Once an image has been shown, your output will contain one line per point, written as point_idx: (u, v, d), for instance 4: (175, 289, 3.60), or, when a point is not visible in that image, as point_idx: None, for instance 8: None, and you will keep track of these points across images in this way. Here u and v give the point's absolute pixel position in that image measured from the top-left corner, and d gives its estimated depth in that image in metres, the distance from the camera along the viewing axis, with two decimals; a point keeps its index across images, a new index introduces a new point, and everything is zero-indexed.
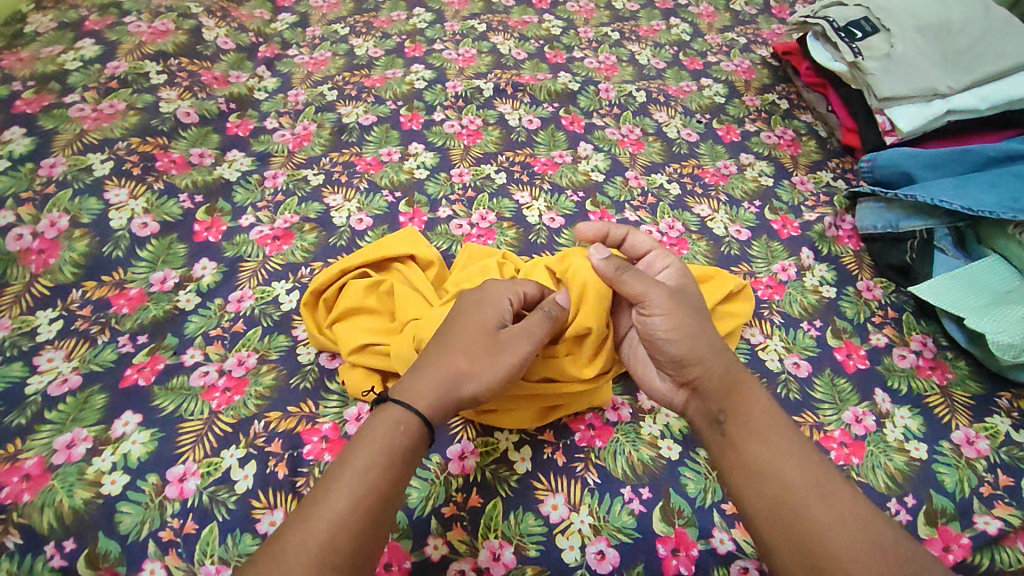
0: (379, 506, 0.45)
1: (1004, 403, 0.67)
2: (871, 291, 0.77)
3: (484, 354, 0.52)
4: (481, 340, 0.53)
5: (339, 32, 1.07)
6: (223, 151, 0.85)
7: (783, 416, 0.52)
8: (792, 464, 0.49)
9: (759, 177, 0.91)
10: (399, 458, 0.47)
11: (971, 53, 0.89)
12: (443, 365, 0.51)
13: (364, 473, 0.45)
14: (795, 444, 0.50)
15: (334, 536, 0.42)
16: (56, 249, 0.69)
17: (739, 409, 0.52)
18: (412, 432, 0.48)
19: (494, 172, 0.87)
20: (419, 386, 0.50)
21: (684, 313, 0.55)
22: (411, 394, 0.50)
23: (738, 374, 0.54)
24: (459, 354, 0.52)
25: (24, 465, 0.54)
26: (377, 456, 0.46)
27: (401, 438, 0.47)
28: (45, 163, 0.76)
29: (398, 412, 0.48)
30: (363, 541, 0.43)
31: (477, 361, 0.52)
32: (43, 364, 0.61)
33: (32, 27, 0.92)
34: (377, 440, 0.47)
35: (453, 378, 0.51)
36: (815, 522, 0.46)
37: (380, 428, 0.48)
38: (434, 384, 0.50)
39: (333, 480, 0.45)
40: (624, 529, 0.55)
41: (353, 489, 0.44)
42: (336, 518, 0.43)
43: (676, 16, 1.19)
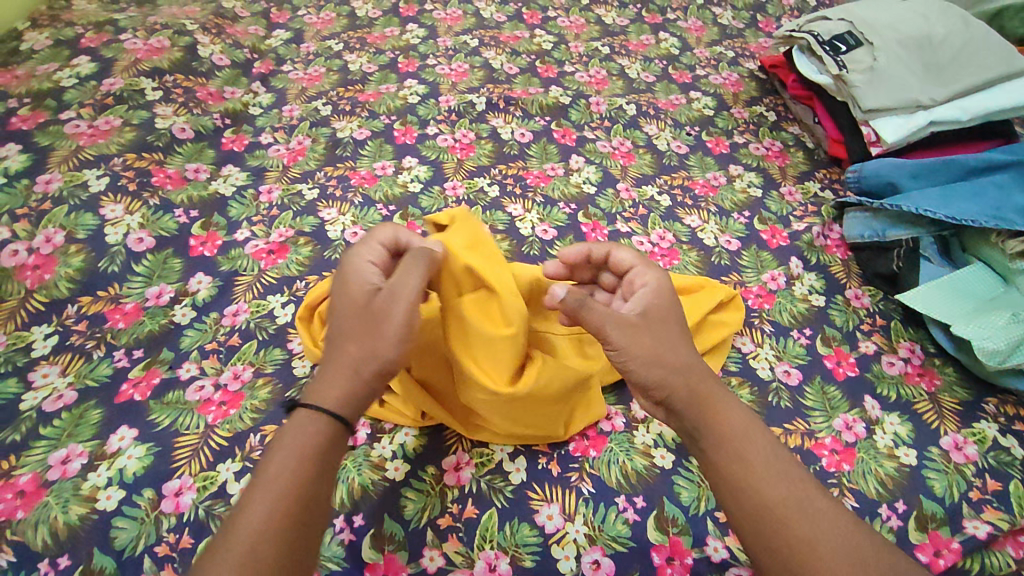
0: (300, 510, 0.43)
1: (991, 409, 0.68)
2: (859, 300, 0.78)
3: (365, 330, 0.50)
4: (362, 316, 0.51)
5: (333, 47, 1.08)
6: (218, 166, 0.86)
7: (759, 425, 0.52)
8: (773, 477, 0.48)
9: (748, 188, 0.92)
10: (317, 456, 0.46)
11: (951, 66, 0.92)
12: (342, 359, 0.50)
13: (278, 480, 0.44)
14: (774, 455, 0.50)
15: (258, 544, 0.41)
16: (51, 264, 0.70)
17: (715, 421, 0.51)
18: (323, 431, 0.47)
19: (487, 185, 0.88)
20: (326, 386, 0.49)
21: (644, 340, 0.54)
22: (319, 396, 0.48)
23: (704, 386, 0.53)
24: (347, 341, 0.50)
25: (19, 481, 0.54)
26: (294, 458, 0.45)
27: (311, 437, 0.46)
28: (40, 179, 0.76)
29: (310, 412, 0.47)
30: (290, 544, 0.42)
31: (365, 342, 0.50)
32: (38, 380, 0.62)
33: (27, 44, 0.93)
34: (293, 443, 0.46)
35: (351, 369, 0.49)
36: (803, 536, 0.45)
37: (289, 434, 0.46)
38: (338, 378, 0.49)
39: (253, 490, 0.44)
40: (618, 538, 0.55)
41: (273, 495, 0.43)
42: (256, 530, 0.42)
43: (665, 31, 1.21)
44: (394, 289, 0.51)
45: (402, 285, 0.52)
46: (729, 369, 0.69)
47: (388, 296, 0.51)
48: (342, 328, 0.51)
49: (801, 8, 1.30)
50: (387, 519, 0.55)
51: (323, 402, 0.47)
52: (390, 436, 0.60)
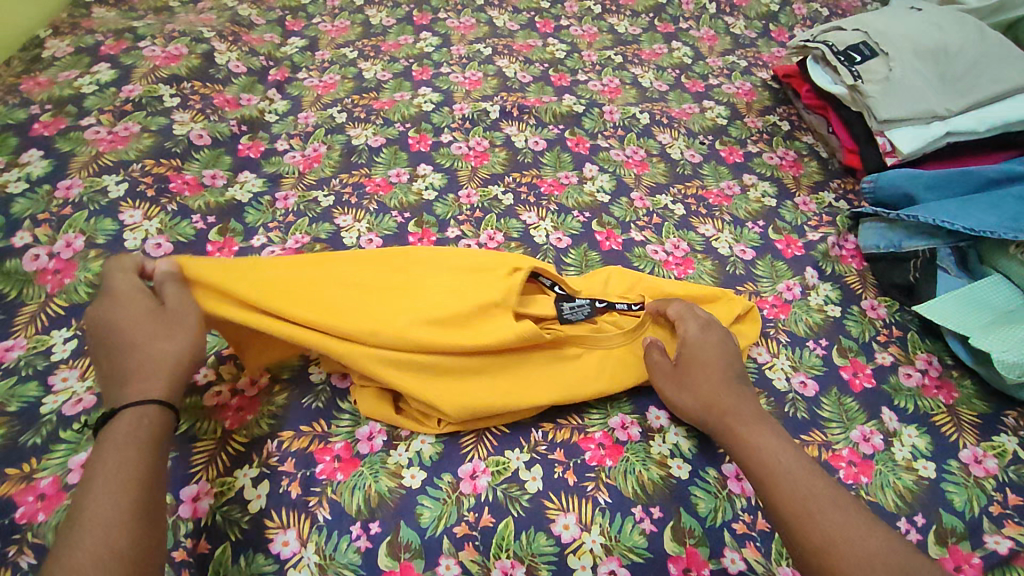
0: (143, 489, 0.45)
1: (1011, 422, 0.67)
2: (875, 310, 0.78)
3: (166, 331, 0.54)
4: (154, 327, 0.54)
5: (348, 55, 1.09)
6: (234, 172, 0.87)
7: (780, 441, 0.55)
8: (794, 485, 0.52)
9: (762, 198, 0.92)
10: (150, 446, 0.48)
11: (966, 77, 0.92)
12: (132, 359, 0.52)
13: (116, 468, 0.46)
14: (793, 466, 0.53)
15: (107, 531, 0.42)
16: (71, 269, 0.71)
17: (736, 442, 0.56)
18: (150, 421, 0.49)
19: (501, 193, 0.88)
20: (129, 388, 0.51)
21: (683, 377, 0.62)
22: (123, 400, 0.50)
23: (732, 419, 0.58)
24: (153, 345, 0.53)
25: (39, 484, 0.55)
26: (125, 452, 0.47)
27: (143, 429, 0.49)
28: (61, 185, 0.77)
29: (125, 411, 0.49)
30: (139, 524, 0.44)
31: (158, 336, 0.53)
32: (58, 383, 0.62)
33: (49, 51, 0.95)
34: (111, 444, 0.47)
35: (164, 365, 0.52)
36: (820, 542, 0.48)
37: (117, 435, 0.48)
38: (138, 375, 0.51)
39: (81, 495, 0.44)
40: (635, 549, 0.55)
41: (113, 486, 0.44)
42: (104, 511, 0.43)
43: (678, 40, 1.21)
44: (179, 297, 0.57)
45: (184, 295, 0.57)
46: None
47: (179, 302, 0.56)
48: (137, 337, 0.53)
49: (813, 18, 1.30)
50: (404, 527, 0.55)
51: (137, 396, 0.50)
52: (406, 444, 0.60)
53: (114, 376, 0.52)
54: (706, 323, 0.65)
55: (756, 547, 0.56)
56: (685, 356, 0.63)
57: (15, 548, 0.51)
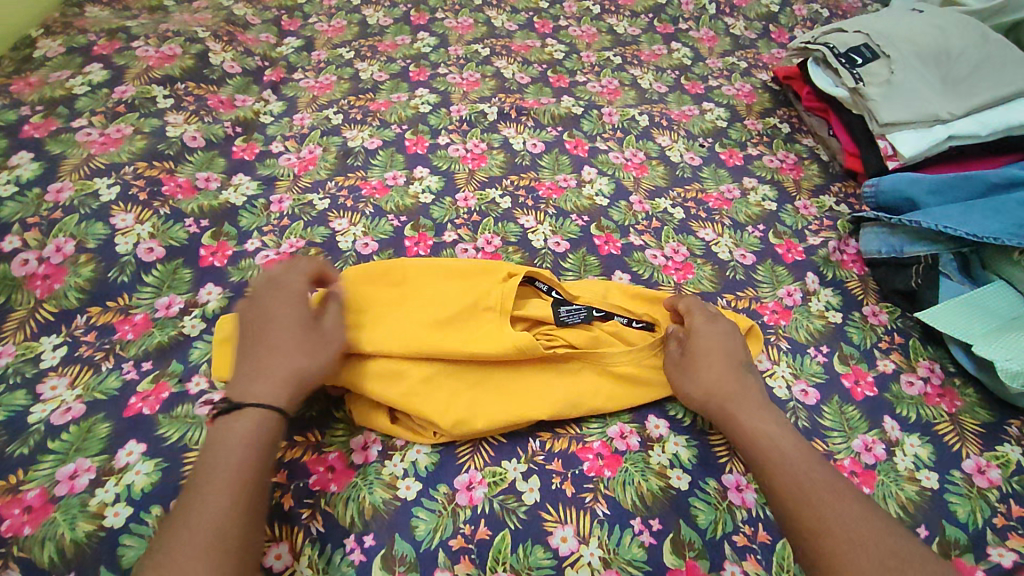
0: (255, 493, 0.48)
1: (1014, 431, 0.67)
2: (877, 316, 0.77)
3: (310, 346, 0.57)
4: (303, 340, 0.57)
5: (345, 55, 1.08)
6: (228, 175, 0.85)
7: (781, 429, 0.57)
8: (793, 468, 0.53)
9: (763, 202, 0.91)
10: (269, 446, 0.51)
11: (968, 80, 0.91)
12: (271, 359, 0.55)
13: (238, 468, 0.48)
14: (792, 451, 0.55)
15: (222, 525, 0.45)
16: (61, 274, 0.69)
17: (729, 423, 0.59)
18: (271, 424, 0.52)
19: (499, 196, 0.87)
20: (259, 385, 0.53)
21: (692, 366, 0.62)
22: (253, 394, 0.53)
23: (729, 401, 0.59)
24: (290, 356, 0.55)
25: (26, 497, 0.53)
26: (244, 451, 0.50)
27: (264, 431, 0.51)
28: (52, 188, 0.76)
29: (254, 408, 0.52)
30: (250, 524, 0.47)
31: (301, 351, 0.56)
32: (46, 392, 0.61)
33: (41, 51, 0.93)
34: (231, 435, 0.50)
35: (294, 378, 0.55)
36: (816, 523, 0.50)
37: (241, 430, 0.51)
38: (273, 377, 0.54)
39: (201, 481, 0.48)
40: (634, 562, 0.54)
41: (231, 481, 0.48)
42: (221, 513, 0.46)
43: (678, 41, 1.20)
44: (331, 319, 0.60)
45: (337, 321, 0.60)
46: None
47: (332, 324, 0.59)
48: (282, 341, 0.56)
49: (814, 19, 1.29)
50: (398, 540, 0.54)
51: (266, 399, 0.52)
52: (401, 454, 0.59)
53: (250, 369, 0.55)
54: (713, 316, 0.65)
55: (756, 560, 0.55)
56: (694, 347, 0.63)
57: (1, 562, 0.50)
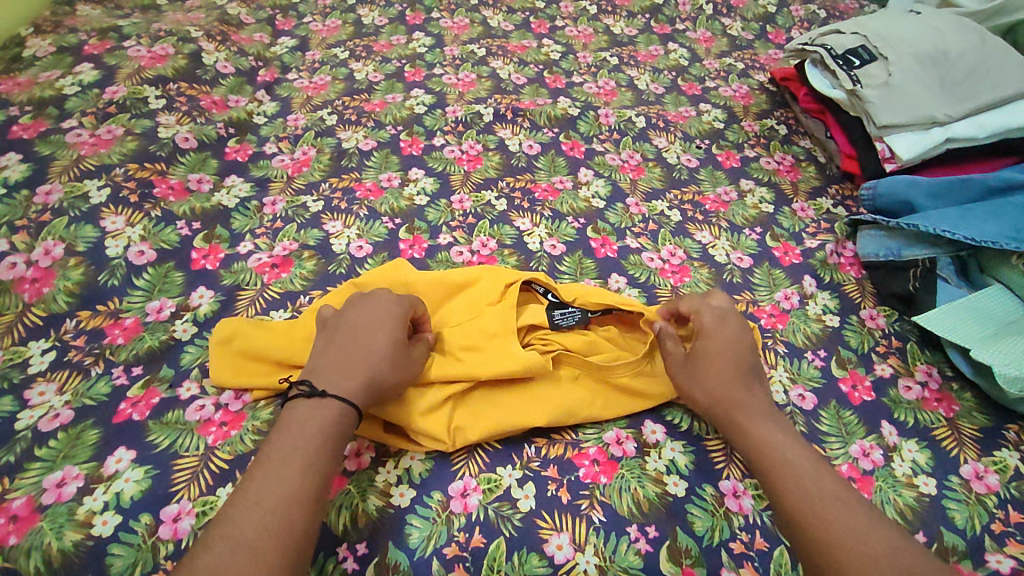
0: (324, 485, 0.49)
1: (1012, 436, 0.66)
2: (874, 320, 0.77)
3: (399, 360, 0.57)
4: (397, 353, 0.57)
5: (339, 55, 1.07)
6: (221, 176, 0.84)
7: (788, 439, 0.57)
8: (803, 477, 0.53)
9: (760, 204, 0.91)
10: (340, 443, 0.51)
11: (966, 82, 0.90)
12: (364, 361, 0.55)
13: (313, 456, 0.49)
14: (799, 460, 0.55)
15: (290, 514, 0.46)
16: (50, 277, 0.68)
17: (737, 433, 0.58)
18: (347, 420, 0.52)
19: (494, 198, 0.87)
20: (340, 379, 0.54)
21: (698, 367, 0.61)
22: (340, 387, 0.53)
23: (738, 411, 0.59)
24: (377, 363, 0.56)
25: (12, 505, 0.52)
26: (318, 441, 0.50)
27: (340, 423, 0.52)
28: (40, 190, 0.75)
29: (333, 402, 0.52)
30: (315, 517, 0.47)
31: (389, 362, 0.56)
32: (34, 398, 0.60)
33: (30, 50, 0.92)
34: (309, 424, 0.51)
35: (376, 383, 0.55)
36: (823, 534, 0.49)
37: (318, 418, 0.51)
38: (352, 375, 0.54)
39: (277, 466, 0.48)
40: (630, 570, 0.54)
41: (304, 469, 0.48)
42: (291, 498, 0.46)
43: (674, 42, 1.20)
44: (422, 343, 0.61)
45: (425, 346, 0.61)
46: None
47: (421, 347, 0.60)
48: (377, 345, 0.57)
49: (811, 20, 1.28)
50: (392, 548, 0.53)
51: (348, 395, 0.53)
52: (395, 461, 0.59)
53: (338, 361, 0.55)
54: (721, 315, 0.64)
55: (754, 568, 0.55)
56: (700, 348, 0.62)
57: None
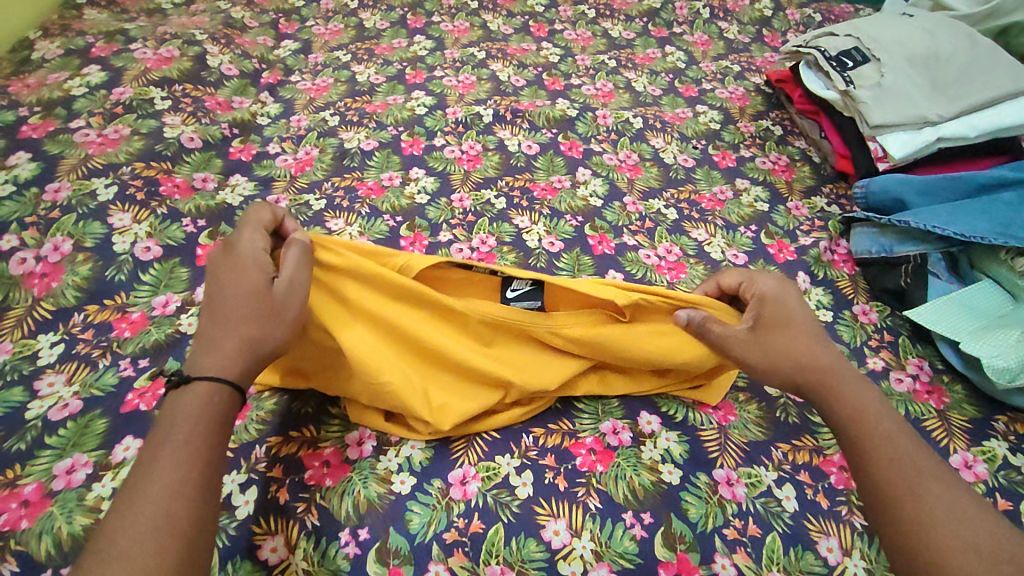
0: (206, 471, 0.44)
1: (1001, 427, 0.68)
2: (867, 315, 0.78)
3: (262, 312, 0.51)
4: (256, 305, 0.51)
5: (342, 58, 1.09)
6: (225, 175, 0.86)
7: (886, 414, 0.54)
8: (900, 451, 0.51)
9: (755, 202, 0.92)
10: (220, 425, 0.47)
11: (957, 83, 0.92)
12: (225, 330, 0.50)
13: (184, 444, 0.44)
14: (900, 437, 0.52)
15: (168, 506, 0.42)
16: (59, 273, 0.70)
17: (828, 397, 0.56)
18: (225, 399, 0.48)
19: (493, 197, 0.88)
20: (217, 358, 0.49)
21: (765, 334, 0.58)
22: (204, 366, 0.48)
23: (830, 376, 0.56)
24: (240, 325, 0.50)
25: (23, 491, 0.54)
26: (190, 427, 0.45)
27: (215, 405, 0.47)
28: (49, 188, 0.77)
29: (201, 383, 0.47)
30: (202, 506, 0.43)
31: (253, 319, 0.50)
32: (44, 388, 0.62)
33: (39, 53, 0.94)
34: (181, 412, 0.46)
35: (250, 348, 0.50)
36: (922, 518, 0.47)
37: (191, 403, 0.46)
38: (229, 348, 0.49)
39: (149, 459, 0.44)
40: (625, 555, 0.55)
41: (177, 458, 0.44)
42: (166, 491, 0.42)
43: (671, 45, 1.22)
44: (292, 279, 0.54)
45: (298, 280, 0.54)
46: (737, 385, 0.68)
47: (290, 286, 0.53)
48: (234, 307, 0.50)
49: (806, 23, 1.30)
50: (393, 533, 0.54)
51: (216, 371, 0.48)
52: (396, 449, 0.60)
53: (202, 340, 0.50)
54: (779, 281, 0.63)
55: (747, 553, 0.56)
56: (764, 314, 0.59)
57: None
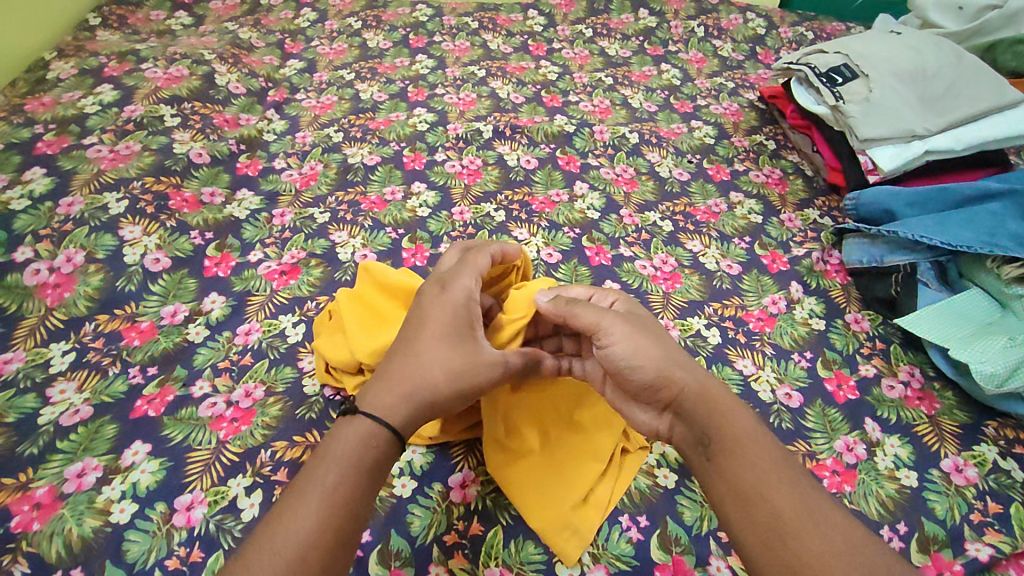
0: (349, 521, 0.45)
1: (991, 432, 0.69)
2: (859, 323, 0.80)
3: (457, 363, 0.52)
4: (456, 354, 0.53)
5: (345, 77, 1.12)
6: (232, 190, 0.89)
7: (769, 437, 0.50)
8: (776, 479, 0.47)
9: (749, 214, 0.94)
10: (373, 475, 0.48)
11: (944, 97, 0.95)
12: (421, 371, 0.52)
13: (337, 486, 0.46)
14: (795, 466, 0.49)
15: (308, 549, 0.42)
16: (71, 283, 0.72)
17: (711, 414, 0.51)
18: (382, 448, 0.49)
19: (493, 210, 0.90)
20: (384, 397, 0.51)
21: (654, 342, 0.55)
22: (385, 407, 0.50)
23: (713, 390, 0.53)
24: (435, 370, 0.52)
25: (35, 494, 0.56)
26: (347, 469, 0.47)
27: (371, 453, 0.48)
28: (63, 202, 0.79)
29: (367, 423, 0.49)
30: (337, 557, 0.43)
31: (446, 370, 0.52)
32: (55, 395, 0.64)
33: (54, 73, 0.97)
34: (345, 451, 0.48)
35: (427, 397, 0.51)
36: (802, 549, 0.44)
37: (349, 442, 0.48)
38: (397, 389, 0.51)
39: (303, 489, 0.45)
40: (622, 557, 0.56)
41: (327, 498, 0.45)
42: (310, 530, 0.43)
43: (667, 62, 1.25)
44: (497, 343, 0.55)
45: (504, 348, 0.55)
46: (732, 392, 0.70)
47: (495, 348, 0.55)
48: (435, 349, 0.53)
49: (799, 41, 1.33)
50: (394, 535, 0.56)
51: (388, 417, 0.50)
52: None
53: (393, 370, 0.52)
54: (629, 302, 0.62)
55: None
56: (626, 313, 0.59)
57: (9, 556, 0.52)
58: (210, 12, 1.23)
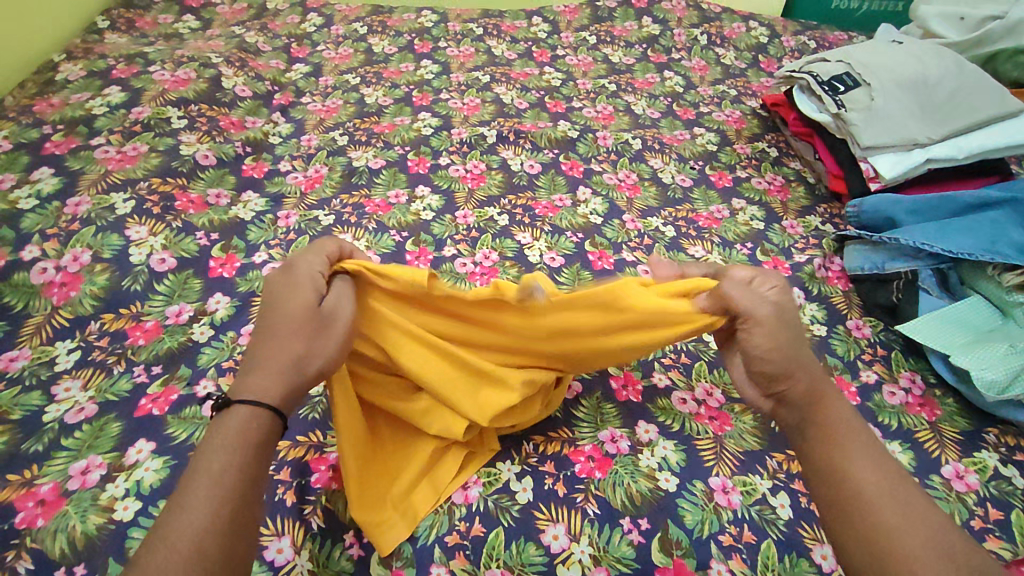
0: (242, 502, 0.40)
1: (992, 438, 0.69)
2: (860, 330, 0.80)
3: (314, 327, 0.49)
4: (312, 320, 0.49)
5: (350, 81, 1.13)
6: (238, 192, 0.89)
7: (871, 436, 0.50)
8: (862, 467, 0.47)
9: (750, 221, 0.95)
10: (261, 455, 0.43)
11: (946, 106, 0.95)
12: (278, 344, 0.47)
13: (222, 473, 0.40)
14: (885, 457, 0.48)
15: (201, 542, 0.37)
16: (77, 282, 0.73)
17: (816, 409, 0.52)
18: (265, 425, 0.44)
19: (496, 214, 0.91)
20: (257, 378, 0.45)
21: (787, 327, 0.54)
22: (254, 388, 0.45)
23: (822, 386, 0.52)
24: (294, 338, 0.47)
25: (40, 490, 0.56)
26: (226, 453, 0.41)
27: (255, 433, 0.43)
28: (70, 202, 0.80)
29: (245, 406, 0.44)
30: (236, 543, 0.39)
31: (307, 336, 0.48)
32: (60, 393, 0.64)
33: (63, 75, 0.99)
34: (226, 436, 0.42)
35: (297, 365, 0.47)
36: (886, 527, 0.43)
37: (228, 429, 0.42)
38: (273, 367, 0.46)
39: (183, 486, 0.40)
40: (623, 560, 0.56)
41: (211, 486, 0.40)
42: (198, 523, 0.38)
43: (670, 69, 1.26)
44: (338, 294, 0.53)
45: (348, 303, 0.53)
46: (732, 396, 0.70)
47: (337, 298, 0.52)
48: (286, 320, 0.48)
49: (800, 50, 1.34)
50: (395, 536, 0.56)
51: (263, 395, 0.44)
52: None
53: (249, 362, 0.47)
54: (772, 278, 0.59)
55: (742, 560, 0.57)
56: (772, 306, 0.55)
57: (14, 552, 0.52)
58: (217, 16, 1.24)
